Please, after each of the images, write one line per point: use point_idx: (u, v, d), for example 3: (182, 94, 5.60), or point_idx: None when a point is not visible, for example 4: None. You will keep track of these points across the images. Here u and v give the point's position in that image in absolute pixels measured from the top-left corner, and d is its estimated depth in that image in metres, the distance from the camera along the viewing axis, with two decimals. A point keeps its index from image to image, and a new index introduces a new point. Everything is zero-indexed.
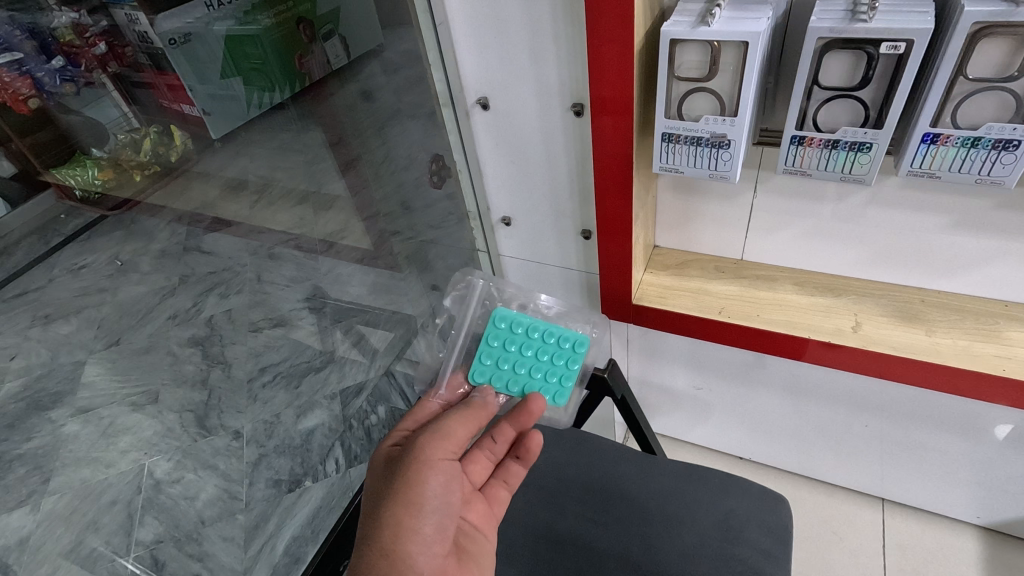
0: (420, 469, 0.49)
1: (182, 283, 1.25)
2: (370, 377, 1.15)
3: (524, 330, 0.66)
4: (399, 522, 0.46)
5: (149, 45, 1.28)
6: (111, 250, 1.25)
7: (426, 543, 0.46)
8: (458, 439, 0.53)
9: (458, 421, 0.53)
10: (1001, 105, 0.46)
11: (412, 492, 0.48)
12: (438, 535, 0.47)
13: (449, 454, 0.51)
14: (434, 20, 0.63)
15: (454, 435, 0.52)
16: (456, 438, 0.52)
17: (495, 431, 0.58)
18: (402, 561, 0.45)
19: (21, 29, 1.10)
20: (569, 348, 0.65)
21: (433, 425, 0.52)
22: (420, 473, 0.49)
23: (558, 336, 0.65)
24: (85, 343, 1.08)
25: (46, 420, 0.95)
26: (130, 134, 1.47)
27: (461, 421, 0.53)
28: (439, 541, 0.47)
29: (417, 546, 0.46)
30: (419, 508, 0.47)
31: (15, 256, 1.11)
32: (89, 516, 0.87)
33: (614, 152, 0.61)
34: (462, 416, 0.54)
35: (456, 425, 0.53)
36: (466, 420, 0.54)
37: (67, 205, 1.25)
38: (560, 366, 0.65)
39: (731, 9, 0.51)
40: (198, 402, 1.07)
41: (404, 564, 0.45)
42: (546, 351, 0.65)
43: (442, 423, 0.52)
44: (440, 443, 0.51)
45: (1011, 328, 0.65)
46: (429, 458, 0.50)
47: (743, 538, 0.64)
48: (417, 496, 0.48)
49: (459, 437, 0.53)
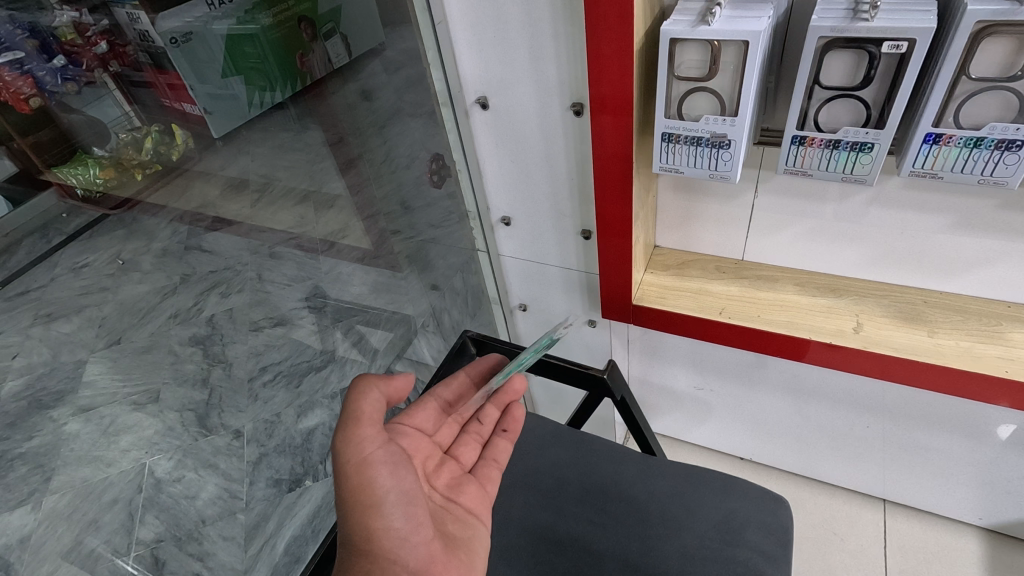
0: (360, 467, 0.49)
1: (184, 282, 1.22)
2: (372, 374, 1.21)
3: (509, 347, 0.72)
4: (368, 527, 0.48)
5: (152, 46, 1.21)
6: (111, 249, 1.22)
7: (402, 533, 0.48)
8: (375, 415, 0.51)
9: (368, 398, 0.51)
10: (1005, 105, 0.45)
11: (364, 494, 0.48)
12: (409, 523, 0.49)
13: (377, 438, 0.50)
14: (434, 18, 0.63)
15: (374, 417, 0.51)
16: (374, 417, 0.51)
17: (480, 414, 0.67)
18: (384, 558, 0.47)
19: (21, 26, 1.02)
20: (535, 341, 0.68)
21: (348, 416, 0.51)
22: (359, 469, 0.49)
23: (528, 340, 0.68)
24: (87, 342, 1.03)
25: (48, 419, 0.89)
26: (132, 133, 1.34)
27: (373, 397, 0.51)
28: (412, 528, 0.49)
29: (391, 542, 0.48)
30: (376, 507, 0.48)
31: (15, 255, 1.02)
32: (90, 515, 0.85)
33: (613, 151, 0.60)
34: (372, 392, 0.52)
35: (369, 405, 0.51)
36: (376, 396, 0.52)
37: (67, 203, 1.15)
38: None
39: (731, 7, 0.50)
40: (199, 401, 1.05)
41: (384, 561, 0.47)
42: None
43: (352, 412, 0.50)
44: (364, 432, 0.50)
45: (1013, 329, 0.64)
46: (361, 450, 0.49)
47: (742, 539, 0.64)
48: (370, 492, 0.48)
49: (376, 417, 0.51)
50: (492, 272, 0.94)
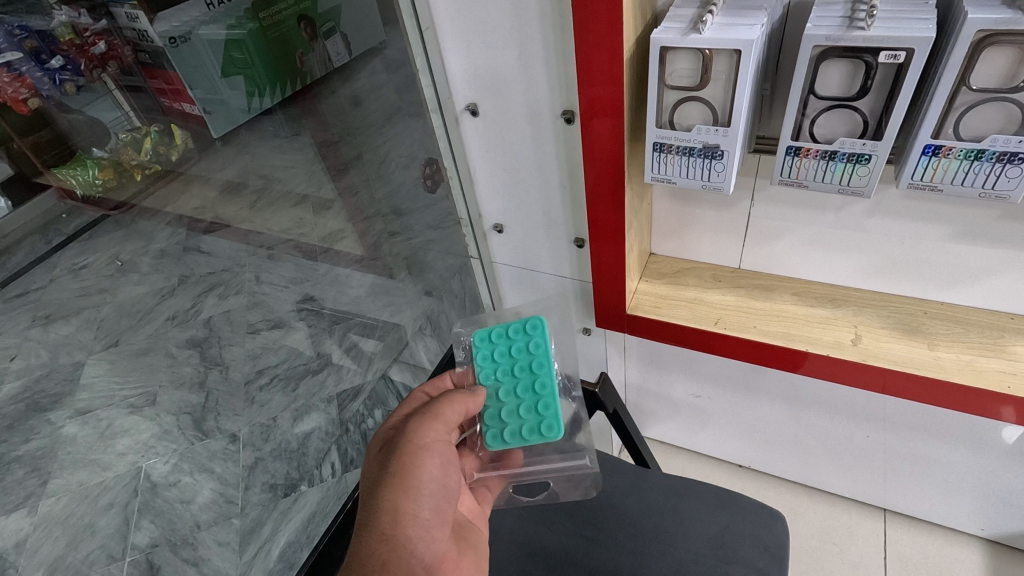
0: (417, 451, 0.51)
1: (181, 283, 1.33)
2: (367, 381, 1.12)
3: (524, 369, 0.63)
4: (399, 508, 0.47)
5: (148, 43, 1.28)
6: (112, 250, 1.37)
7: (425, 524, 0.48)
8: (446, 421, 0.55)
9: (448, 403, 0.55)
10: (1007, 117, 0.43)
11: (409, 476, 0.49)
12: (437, 515, 0.49)
13: (440, 435, 0.53)
14: (420, 24, 0.61)
15: (444, 417, 0.54)
16: (445, 421, 0.54)
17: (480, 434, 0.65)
18: (403, 545, 0.47)
19: (22, 27, 1.16)
20: (544, 413, 0.62)
21: (425, 411, 0.54)
22: (416, 456, 0.50)
23: (542, 402, 0.62)
24: (85, 343, 1.20)
25: (46, 421, 1.06)
26: (132, 133, 1.49)
27: (451, 406, 0.56)
28: (438, 520, 0.49)
29: (415, 530, 0.48)
30: (417, 491, 0.49)
31: (18, 256, 1.28)
32: (86, 519, 0.94)
33: (603, 158, 0.59)
34: (451, 400, 0.56)
35: (441, 410, 0.55)
36: (456, 405, 0.56)
37: (68, 205, 1.39)
38: (535, 414, 0.62)
39: (724, 14, 0.49)
40: (195, 403, 1.14)
41: (403, 548, 0.46)
42: (528, 396, 0.63)
43: (433, 407, 0.54)
44: (432, 428, 0.53)
45: (1016, 342, 0.62)
46: (424, 441, 0.51)
47: (736, 556, 0.63)
48: (416, 477, 0.49)
49: (448, 422, 0.55)
50: (486, 280, 0.93)
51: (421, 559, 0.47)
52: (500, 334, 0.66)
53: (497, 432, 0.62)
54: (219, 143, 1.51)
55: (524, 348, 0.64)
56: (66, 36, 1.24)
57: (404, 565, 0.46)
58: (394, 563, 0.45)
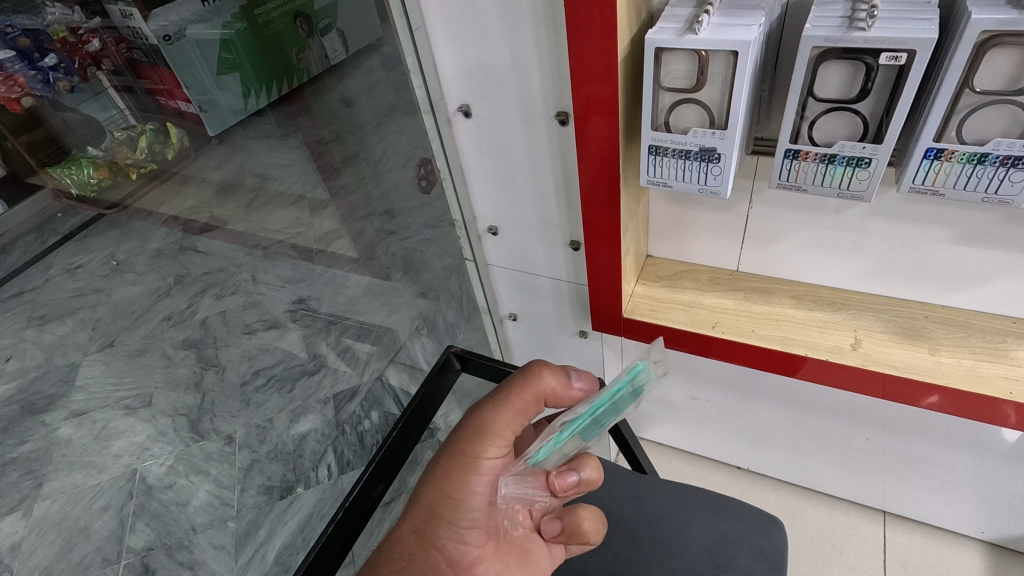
0: (466, 465, 0.50)
1: (176, 284, 1.21)
2: (363, 381, 1.15)
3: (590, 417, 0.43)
4: (434, 511, 0.50)
5: (144, 40, 1.16)
6: (107, 249, 1.19)
7: (461, 533, 0.50)
8: (509, 430, 0.50)
9: (502, 416, 0.49)
10: (1011, 119, 0.43)
11: (454, 486, 0.50)
12: (474, 525, 0.50)
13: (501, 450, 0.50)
14: (411, 24, 0.60)
15: (515, 418, 0.50)
16: (519, 419, 0.50)
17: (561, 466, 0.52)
18: (432, 542, 0.50)
19: (12, 25, 0.95)
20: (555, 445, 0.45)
21: (478, 419, 0.50)
22: (465, 470, 0.50)
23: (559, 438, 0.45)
24: (81, 343, 1.05)
25: (40, 423, 0.92)
26: (127, 131, 1.26)
27: (506, 419, 0.50)
28: (474, 530, 0.50)
29: (451, 530, 0.50)
30: (457, 504, 0.50)
31: (12, 255, 1.02)
32: (82, 522, 0.87)
33: (597, 158, 0.58)
34: (509, 410, 0.50)
35: (507, 417, 0.50)
36: (512, 418, 0.50)
37: (64, 205, 1.13)
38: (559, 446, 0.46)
39: (721, 14, 0.48)
40: (192, 404, 1.05)
41: (432, 545, 0.50)
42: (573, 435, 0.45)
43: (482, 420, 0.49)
44: (487, 445, 0.50)
45: (1018, 347, 0.61)
46: (477, 455, 0.50)
47: (733, 564, 0.62)
48: (458, 492, 0.50)
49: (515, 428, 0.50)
50: (480, 282, 0.92)
51: (448, 556, 0.50)
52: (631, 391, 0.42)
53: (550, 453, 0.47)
54: (214, 141, 1.42)
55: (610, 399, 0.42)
56: (60, 33, 1.04)
57: (429, 559, 0.50)
58: (419, 557, 0.50)
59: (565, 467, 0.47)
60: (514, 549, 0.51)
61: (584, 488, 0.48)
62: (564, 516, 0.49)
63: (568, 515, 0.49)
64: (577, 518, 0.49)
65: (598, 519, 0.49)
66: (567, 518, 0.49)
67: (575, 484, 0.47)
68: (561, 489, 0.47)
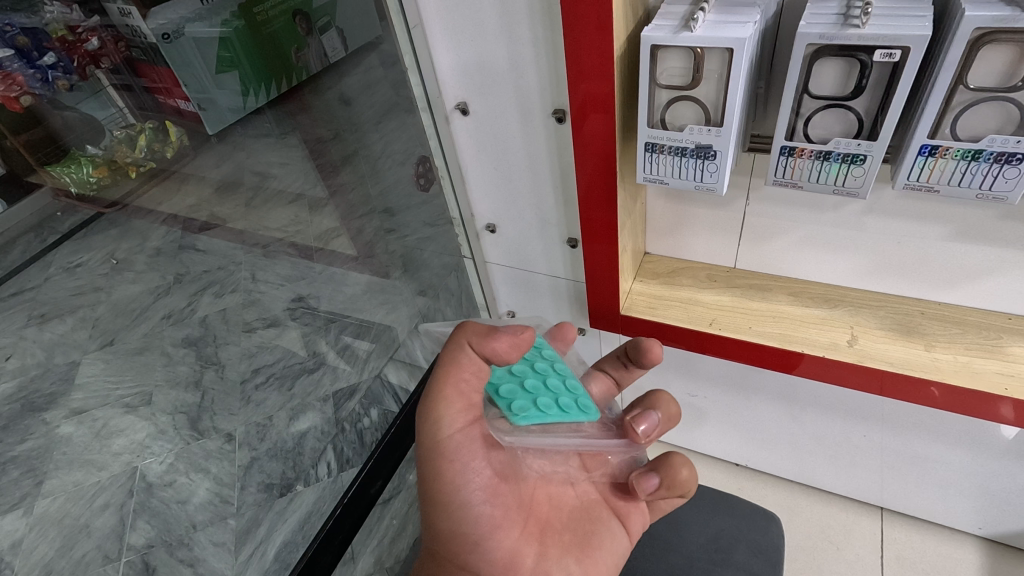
0: (441, 454, 0.44)
1: (176, 283, 1.23)
2: (363, 378, 1.11)
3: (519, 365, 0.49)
4: (450, 536, 0.45)
5: (143, 40, 1.17)
6: (106, 249, 1.23)
7: (478, 533, 0.45)
8: (468, 393, 0.44)
9: (451, 386, 0.44)
10: (1005, 117, 0.43)
11: (440, 485, 0.44)
12: (490, 519, 0.46)
13: (462, 422, 0.44)
14: (408, 23, 0.61)
15: (461, 403, 0.44)
16: (468, 401, 0.44)
17: None
18: (454, 563, 0.46)
19: (10, 23, 0.97)
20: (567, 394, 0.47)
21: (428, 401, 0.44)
22: (439, 460, 0.44)
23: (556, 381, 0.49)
24: (80, 343, 1.09)
25: (41, 421, 0.96)
26: (126, 130, 1.30)
27: (460, 378, 0.44)
28: (492, 533, 0.46)
29: (473, 552, 0.46)
30: (454, 507, 0.45)
31: (13, 253, 1.10)
32: (83, 520, 0.88)
33: (595, 155, 0.58)
34: (458, 375, 0.44)
35: (456, 385, 0.44)
36: (463, 383, 0.44)
37: (64, 203, 1.19)
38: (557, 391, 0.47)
39: (716, 12, 0.48)
40: (192, 403, 1.06)
41: (457, 559, 0.46)
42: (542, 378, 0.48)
43: (433, 401, 0.44)
44: (449, 418, 0.44)
45: (1014, 344, 0.61)
46: (441, 437, 0.44)
47: (729, 558, 0.63)
48: (446, 484, 0.44)
49: (468, 393, 0.44)
50: (479, 280, 0.92)
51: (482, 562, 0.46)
52: None
53: (580, 399, 0.47)
54: (214, 140, 1.44)
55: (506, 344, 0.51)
56: (59, 32, 1.05)
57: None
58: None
59: (644, 409, 0.51)
60: (575, 524, 0.51)
61: (664, 425, 0.51)
62: (658, 468, 0.49)
63: (659, 464, 0.49)
64: (673, 467, 0.48)
65: (694, 467, 0.48)
66: (664, 469, 0.48)
67: (656, 423, 0.50)
68: (644, 432, 0.50)
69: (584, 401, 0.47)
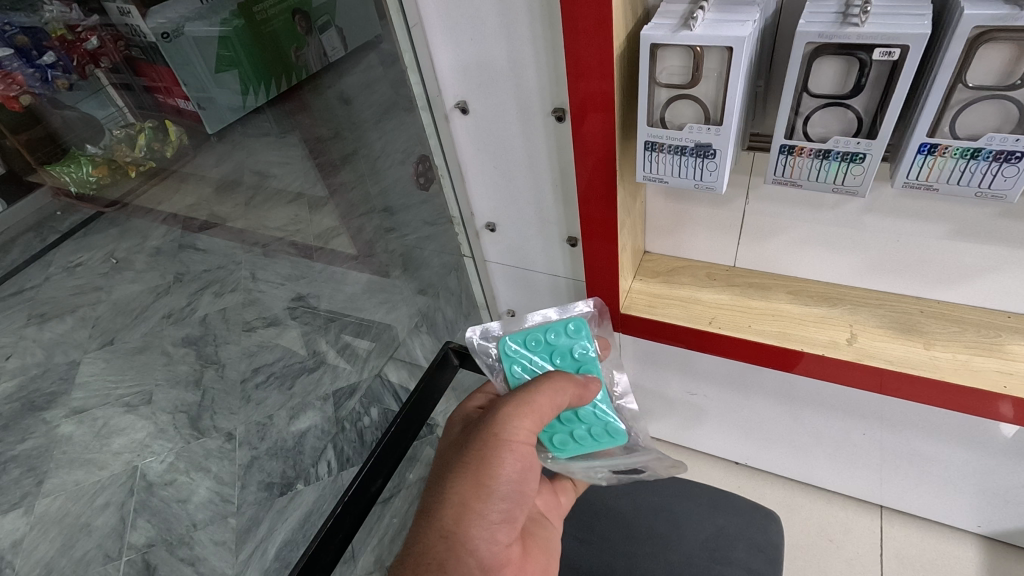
0: (501, 444, 0.51)
1: (176, 283, 1.25)
2: (363, 377, 1.09)
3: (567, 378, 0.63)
4: (464, 518, 0.48)
5: (143, 39, 1.24)
6: (106, 248, 1.27)
7: (490, 528, 0.49)
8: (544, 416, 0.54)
9: (542, 398, 0.54)
10: (1004, 116, 0.43)
11: (485, 471, 0.50)
12: (502, 520, 0.50)
13: (531, 432, 0.53)
14: (408, 21, 0.61)
15: (535, 419, 0.53)
16: (536, 424, 0.53)
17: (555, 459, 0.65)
18: (463, 545, 0.48)
19: (9, 22, 1.05)
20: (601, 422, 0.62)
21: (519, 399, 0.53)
22: (498, 449, 0.51)
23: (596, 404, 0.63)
24: (81, 342, 1.10)
25: (41, 421, 0.96)
26: (126, 130, 1.40)
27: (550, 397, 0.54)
28: (502, 526, 0.50)
29: (478, 542, 0.49)
30: (489, 493, 0.50)
31: (12, 254, 1.12)
32: (83, 519, 0.88)
33: (594, 154, 0.58)
34: (552, 393, 0.55)
35: (540, 402, 0.53)
36: (550, 401, 0.54)
37: (64, 203, 1.24)
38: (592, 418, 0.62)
39: (715, 11, 0.48)
40: (192, 402, 1.07)
41: (463, 547, 0.48)
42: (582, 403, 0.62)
43: (527, 398, 0.53)
44: (523, 422, 0.52)
45: (1013, 342, 0.62)
46: (510, 433, 0.51)
47: (729, 556, 0.63)
48: (489, 471, 0.50)
49: (545, 415, 0.54)
50: (479, 279, 0.92)
51: (479, 558, 0.48)
52: (539, 340, 0.65)
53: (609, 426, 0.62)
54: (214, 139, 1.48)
55: (566, 352, 0.64)
56: (58, 31, 1.13)
57: (460, 564, 0.47)
58: (451, 563, 0.47)
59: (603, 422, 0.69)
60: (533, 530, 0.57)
61: None
62: None
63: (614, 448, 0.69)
64: None
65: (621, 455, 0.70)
66: None
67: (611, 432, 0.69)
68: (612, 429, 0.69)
69: (613, 428, 0.62)
